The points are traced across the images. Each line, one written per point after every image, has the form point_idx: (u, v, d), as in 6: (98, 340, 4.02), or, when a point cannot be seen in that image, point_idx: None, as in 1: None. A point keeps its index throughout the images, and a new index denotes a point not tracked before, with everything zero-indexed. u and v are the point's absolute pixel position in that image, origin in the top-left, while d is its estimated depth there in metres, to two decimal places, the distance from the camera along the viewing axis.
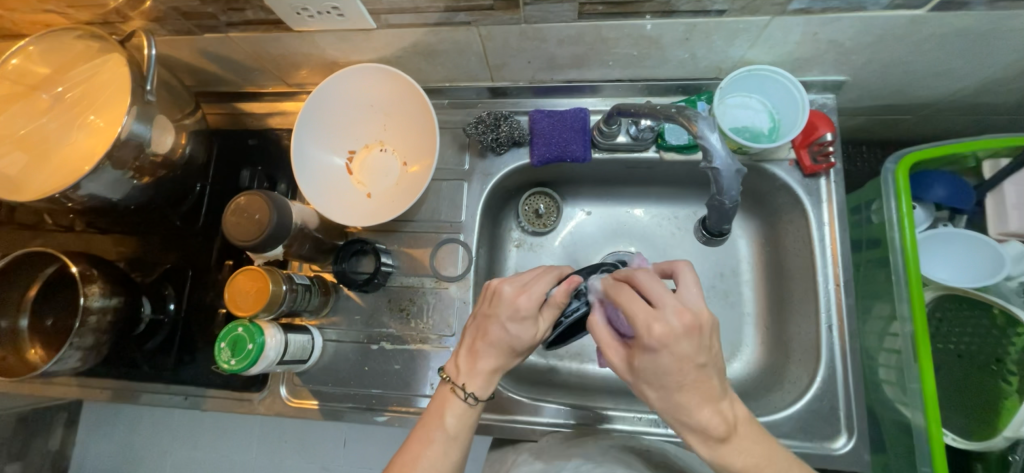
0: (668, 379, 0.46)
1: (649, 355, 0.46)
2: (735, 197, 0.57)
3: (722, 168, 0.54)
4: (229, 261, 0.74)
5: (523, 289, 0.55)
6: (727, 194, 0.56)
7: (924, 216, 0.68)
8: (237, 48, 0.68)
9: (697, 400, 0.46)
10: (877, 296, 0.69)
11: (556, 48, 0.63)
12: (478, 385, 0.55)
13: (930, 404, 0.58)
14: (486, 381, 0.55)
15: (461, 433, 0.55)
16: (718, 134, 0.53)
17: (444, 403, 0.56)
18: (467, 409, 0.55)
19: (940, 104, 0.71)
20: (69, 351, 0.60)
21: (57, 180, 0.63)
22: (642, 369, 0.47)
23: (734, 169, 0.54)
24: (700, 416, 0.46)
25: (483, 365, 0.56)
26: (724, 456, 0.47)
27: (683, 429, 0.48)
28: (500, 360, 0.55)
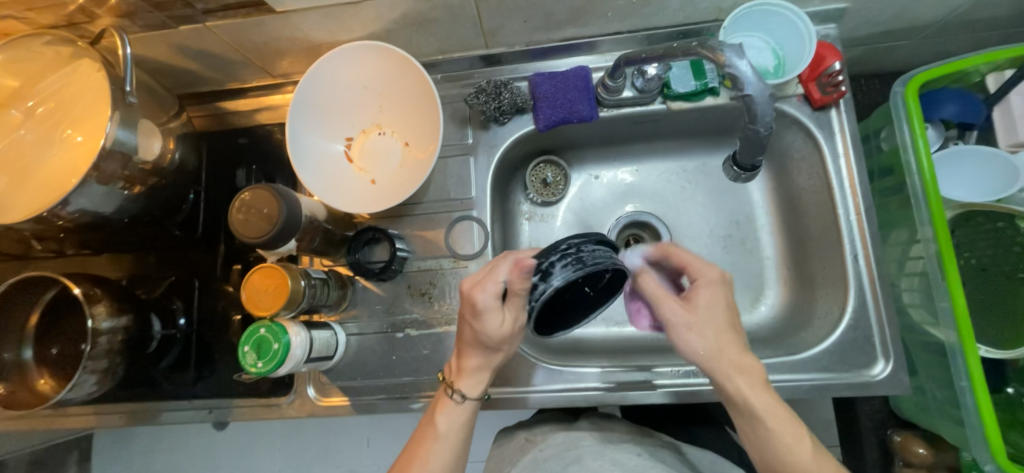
0: (716, 322, 0.52)
1: (706, 291, 0.53)
2: (769, 123, 0.55)
3: (754, 94, 0.53)
4: (237, 265, 0.71)
5: (479, 284, 0.53)
6: (761, 120, 0.55)
7: (934, 136, 0.68)
8: (216, 39, 0.64)
9: (739, 343, 0.52)
10: (896, 223, 0.69)
11: (552, 3, 0.61)
12: (466, 384, 0.57)
13: (963, 320, 0.59)
14: (476, 380, 0.57)
15: (454, 436, 0.56)
16: (746, 61, 0.53)
17: (439, 407, 0.57)
18: (462, 410, 0.57)
19: (939, 25, 0.71)
20: (84, 375, 0.57)
21: (41, 199, 0.59)
22: (699, 310, 0.52)
23: (767, 94, 0.53)
24: (744, 358, 0.52)
25: (467, 363, 0.57)
26: (766, 403, 0.50)
27: (729, 377, 0.51)
28: (484, 356, 0.56)
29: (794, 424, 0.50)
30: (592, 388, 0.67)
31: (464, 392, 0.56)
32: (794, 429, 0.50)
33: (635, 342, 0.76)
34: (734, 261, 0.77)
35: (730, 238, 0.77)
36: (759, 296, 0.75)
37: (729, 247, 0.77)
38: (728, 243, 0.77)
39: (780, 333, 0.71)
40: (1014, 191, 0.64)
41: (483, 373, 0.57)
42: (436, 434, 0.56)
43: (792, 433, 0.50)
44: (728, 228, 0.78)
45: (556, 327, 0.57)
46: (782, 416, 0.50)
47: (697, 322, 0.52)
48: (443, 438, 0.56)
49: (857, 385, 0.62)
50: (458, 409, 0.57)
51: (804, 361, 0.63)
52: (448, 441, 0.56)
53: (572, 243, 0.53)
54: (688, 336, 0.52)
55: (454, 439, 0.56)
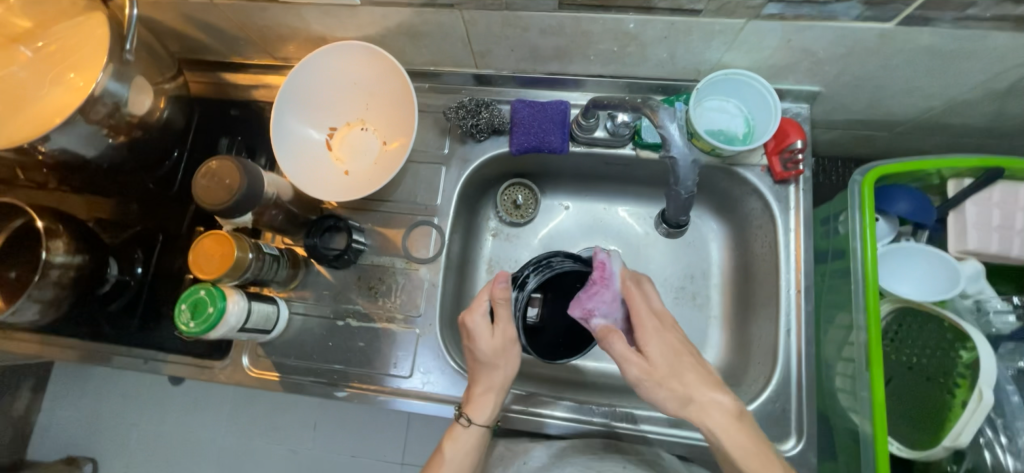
0: (675, 361, 0.54)
1: (653, 339, 0.55)
2: (690, 187, 0.63)
3: (678, 157, 0.60)
4: (200, 227, 0.74)
5: (472, 309, 0.58)
6: (682, 183, 0.62)
7: (887, 229, 0.70)
8: (222, 15, 0.68)
9: (704, 381, 0.53)
10: (838, 306, 0.70)
11: (538, 38, 0.64)
12: (472, 409, 0.58)
13: (878, 412, 0.60)
14: (483, 406, 0.58)
15: (459, 464, 0.57)
16: (677, 125, 0.59)
17: (447, 437, 0.58)
18: (468, 438, 0.58)
19: (912, 123, 0.73)
20: (26, 303, 0.59)
21: (28, 132, 0.62)
22: (653, 357, 0.54)
23: (689, 160, 0.60)
24: (713, 398, 0.52)
25: (475, 389, 0.59)
26: (744, 443, 0.50)
27: (701, 418, 0.52)
28: (487, 379, 0.58)
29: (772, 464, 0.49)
30: (509, 408, 0.68)
31: (474, 418, 0.58)
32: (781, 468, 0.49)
33: (569, 374, 0.77)
34: (681, 314, 0.78)
35: (682, 291, 0.79)
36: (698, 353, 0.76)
37: (680, 299, 0.79)
38: (679, 295, 0.79)
39: None
40: (957, 293, 0.65)
41: (490, 399, 0.58)
42: (440, 465, 0.57)
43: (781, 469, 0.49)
44: (682, 280, 0.80)
45: (558, 354, 0.60)
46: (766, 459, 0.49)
47: (658, 372, 0.53)
48: (446, 469, 0.57)
49: None
50: (464, 437, 0.58)
51: None
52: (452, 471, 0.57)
53: (544, 257, 0.61)
54: (653, 387, 0.53)
55: (458, 469, 0.57)
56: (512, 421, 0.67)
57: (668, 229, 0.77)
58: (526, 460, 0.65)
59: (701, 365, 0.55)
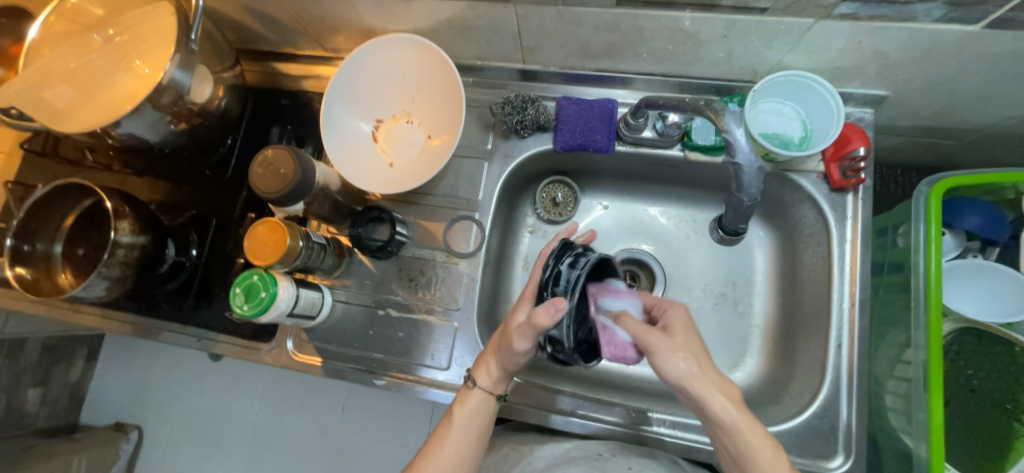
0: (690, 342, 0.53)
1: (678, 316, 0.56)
2: (755, 195, 0.57)
3: (744, 164, 0.54)
4: (251, 214, 0.77)
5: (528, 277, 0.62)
6: (746, 191, 0.57)
7: (952, 243, 0.67)
8: (279, 7, 0.69)
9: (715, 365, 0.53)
10: (893, 322, 0.67)
11: (591, 34, 0.63)
12: (481, 373, 0.61)
13: (935, 435, 0.57)
14: (490, 372, 0.61)
15: (465, 426, 0.60)
16: (743, 129, 0.53)
17: (457, 399, 0.61)
18: (475, 400, 0.61)
19: (987, 131, 0.68)
20: (96, 279, 0.63)
21: (100, 116, 0.65)
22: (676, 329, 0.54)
23: (756, 167, 0.54)
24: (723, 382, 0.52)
25: (488, 357, 0.61)
26: (749, 425, 0.50)
27: (707, 397, 0.50)
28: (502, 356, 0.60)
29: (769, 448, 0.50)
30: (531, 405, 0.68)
31: (479, 382, 0.61)
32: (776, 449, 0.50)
33: (602, 376, 0.77)
34: (721, 321, 0.76)
35: (723, 297, 0.77)
36: (738, 361, 0.74)
37: (721, 305, 0.77)
38: (720, 301, 0.77)
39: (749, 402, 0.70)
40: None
41: (495, 366, 0.61)
42: (449, 427, 0.59)
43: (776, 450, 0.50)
44: (724, 286, 0.78)
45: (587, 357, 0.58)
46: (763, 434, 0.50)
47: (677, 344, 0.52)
48: (455, 433, 0.59)
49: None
50: (472, 401, 0.60)
51: None
52: (460, 433, 0.59)
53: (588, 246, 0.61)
54: (669, 362, 0.51)
55: (464, 431, 0.59)
56: (515, 411, 0.68)
57: (723, 234, 0.75)
58: (531, 460, 0.63)
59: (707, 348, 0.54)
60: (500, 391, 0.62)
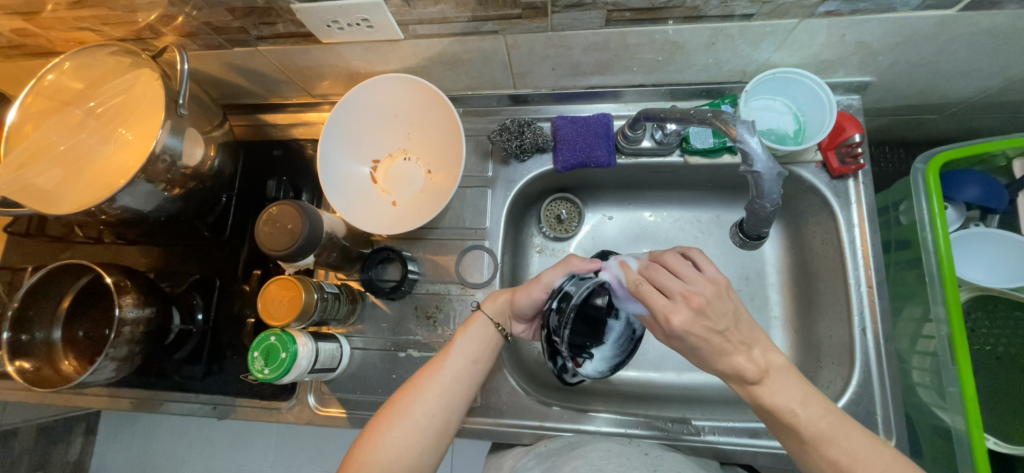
0: (697, 342, 0.48)
1: (677, 338, 0.49)
2: (776, 200, 0.57)
3: (763, 171, 0.54)
4: (257, 271, 0.75)
5: None
6: (767, 197, 0.57)
7: (955, 215, 0.70)
8: (265, 61, 0.69)
9: (727, 352, 0.47)
10: (908, 298, 0.68)
11: (581, 54, 0.63)
12: (489, 304, 0.62)
13: (971, 408, 0.58)
14: (497, 301, 0.62)
15: (469, 348, 0.59)
16: (757, 137, 0.53)
17: (461, 324, 0.61)
18: (476, 328, 0.60)
19: (967, 103, 0.71)
20: (104, 362, 0.61)
21: (93, 192, 0.64)
22: (680, 343, 0.50)
23: (775, 173, 0.54)
24: (736, 369, 0.47)
25: (504, 291, 0.64)
26: (768, 399, 0.47)
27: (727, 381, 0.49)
28: (517, 291, 0.62)
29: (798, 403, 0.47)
30: (559, 432, 0.67)
31: (485, 308, 0.62)
32: (797, 408, 0.46)
33: (631, 388, 0.76)
34: None
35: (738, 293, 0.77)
36: None
37: None
38: None
39: None
40: None
41: (504, 297, 0.63)
42: (450, 347, 0.59)
43: (806, 411, 0.46)
44: (737, 282, 0.78)
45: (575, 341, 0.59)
46: (787, 398, 0.47)
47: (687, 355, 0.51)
48: (457, 351, 0.58)
49: None
50: (475, 325, 0.61)
51: None
52: (461, 351, 0.58)
53: None
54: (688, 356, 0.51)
55: (466, 354, 0.58)
56: (529, 436, 0.67)
57: (743, 239, 0.68)
58: (546, 444, 0.61)
59: (736, 330, 0.48)
60: (502, 325, 0.62)
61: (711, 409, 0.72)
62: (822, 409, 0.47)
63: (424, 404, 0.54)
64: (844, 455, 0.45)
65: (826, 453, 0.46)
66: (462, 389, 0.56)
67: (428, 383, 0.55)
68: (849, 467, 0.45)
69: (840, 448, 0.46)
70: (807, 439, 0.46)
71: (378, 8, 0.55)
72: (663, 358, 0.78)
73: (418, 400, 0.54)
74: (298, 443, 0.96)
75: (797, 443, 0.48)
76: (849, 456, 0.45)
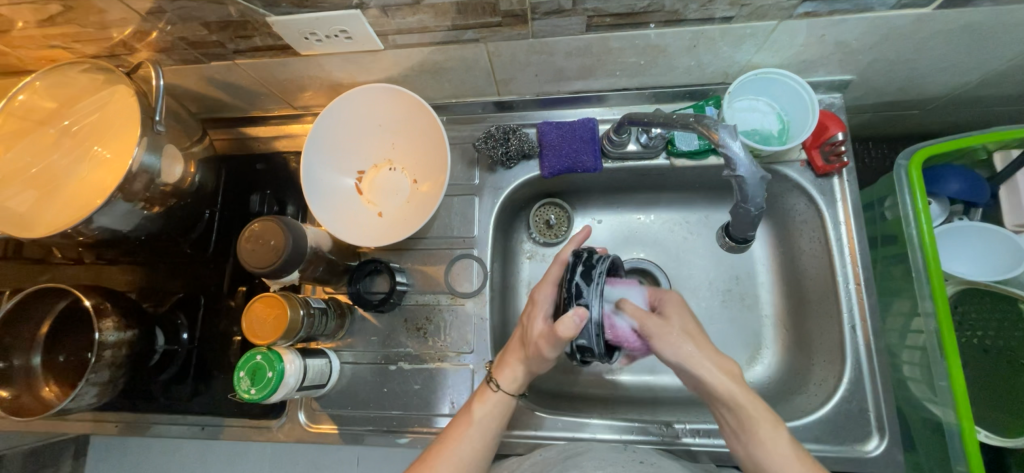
0: (686, 326, 0.54)
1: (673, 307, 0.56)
2: (760, 204, 0.57)
3: (746, 175, 0.54)
4: (242, 287, 0.73)
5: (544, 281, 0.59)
6: (751, 201, 0.56)
7: (940, 210, 0.71)
8: (243, 74, 0.68)
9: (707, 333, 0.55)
10: (896, 293, 0.68)
11: (564, 60, 0.63)
12: (504, 377, 0.59)
13: (961, 401, 0.58)
14: (514, 376, 0.59)
15: (484, 430, 0.57)
16: (739, 141, 0.53)
17: (476, 396, 0.59)
18: (496, 403, 0.58)
19: (947, 98, 0.71)
20: (86, 387, 0.59)
21: (69, 213, 0.62)
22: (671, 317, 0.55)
23: (758, 176, 0.54)
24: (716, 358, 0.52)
25: (514, 359, 0.59)
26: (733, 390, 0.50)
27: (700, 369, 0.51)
28: (529, 359, 0.58)
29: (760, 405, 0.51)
30: (553, 441, 0.66)
31: (502, 384, 0.58)
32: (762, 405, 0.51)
33: (625, 392, 0.76)
34: (733, 318, 0.76)
35: (729, 293, 0.77)
36: (755, 355, 0.74)
37: (729, 302, 0.77)
38: (727, 298, 0.77)
39: (773, 395, 0.71)
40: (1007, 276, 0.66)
41: (519, 367, 0.59)
42: (466, 425, 0.57)
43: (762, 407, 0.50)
44: (728, 282, 0.78)
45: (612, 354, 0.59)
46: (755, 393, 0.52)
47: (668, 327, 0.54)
48: (475, 431, 0.57)
49: (851, 458, 0.61)
50: (493, 402, 0.58)
51: (797, 429, 0.62)
52: (478, 431, 0.57)
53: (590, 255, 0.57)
54: (661, 341, 0.53)
55: (481, 434, 0.57)
56: (523, 446, 0.66)
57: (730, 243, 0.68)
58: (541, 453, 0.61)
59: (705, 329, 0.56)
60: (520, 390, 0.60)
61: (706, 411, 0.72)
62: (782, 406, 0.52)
63: None
64: (782, 449, 0.49)
65: (775, 446, 0.49)
66: (472, 469, 0.56)
67: (444, 467, 0.55)
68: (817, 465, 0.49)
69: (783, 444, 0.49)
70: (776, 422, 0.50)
71: (356, 19, 0.54)
72: (657, 361, 0.78)
73: None
74: (293, 459, 0.93)
75: (766, 428, 0.50)
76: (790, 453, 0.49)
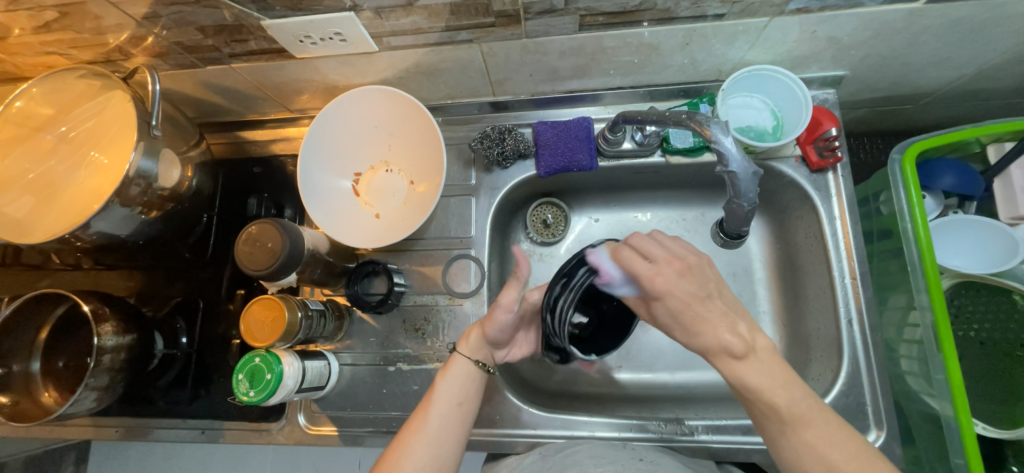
0: (685, 316, 0.50)
1: (662, 300, 0.51)
2: (753, 199, 0.57)
3: (739, 171, 0.54)
4: (241, 291, 0.73)
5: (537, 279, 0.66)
6: (744, 196, 0.57)
7: (934, 204, 0.71)
8: (239, 78, 0.68)
9: (714, 312, 0.50)
10: (892, 287, 0.68)
11: (558, 59, 0.63)
12: (465, 345, 0.60)
13: (958, 394, 0.58)
14: (470, 339, 0.61)
15: (452, 399, 0.57)
16: (731, 137, 0.53)
17: (442, 369, 0.60)
18: (458, 369, 0.59)
19: (940, 92, 0.72)
20: (84, 392, 0.59)
21: (67, 219, 0.62)
22: (664, 313, 0.51)
23: (751, 172, 0.55)
24: (722, 341, 0.49)
25: (474, 326, 0.62)
26: (742, 376, 0.48)
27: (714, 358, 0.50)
28: (484, 321, 0.60)
29: (774, 390, 0.47)
30: (552, 440, 0.66)
31: (460, 349, 0.60)
32: (778, 392, 0.47)
33: (625, 390, 0.76)
34: None
35: None
36: None
37: None
38: None
39: None
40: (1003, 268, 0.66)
41: (476, 332, 0.61)
42: (434, 396, 0.57)
43: (787, 393, 0.48)
44: (725, 279, 0.78)
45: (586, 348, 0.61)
46: (768, 378, 0.48)
47: (666, 325, 0.52)
48: (439, 398, 0.57)
49: None
50: (457, 368, 0.59)
51: None
52: (445, 401, 0.57)
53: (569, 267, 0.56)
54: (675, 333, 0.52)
55: (448, 397, 0.57)
56: (522, 445, 0.66)
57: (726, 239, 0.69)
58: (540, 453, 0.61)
59: (716, 305, 0.50)
60: (482, 361, 0.61)
61: (705, 408, 0.72)
62: (802, 391, 0.48)
63: (412, 461, 0.53)
64: (806, 438, 0.47)
65: (801, 435, 0.47)
66: (448, 440, 0.55)
67: (415, 438, 0.54)
68: (843, 467, 0.45)
69: (810, 432, 0.47)
70: (790, 419, 0.47)
71: (350, 22, 0.55)
72: (656, 359, 0.78)
73: (406, 457, 0.53)
74: (295, 462, 0.93)
75: (777, 424, 0.48)
76: (819, 440, 0.46)
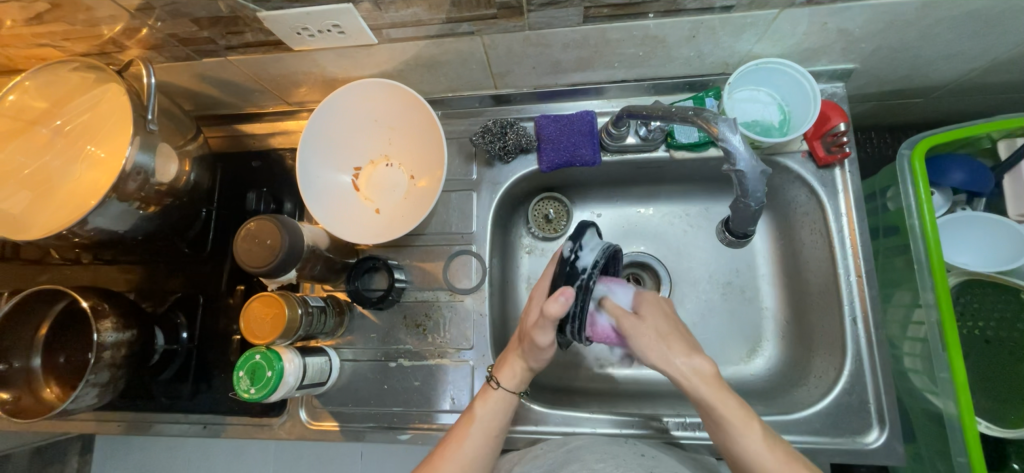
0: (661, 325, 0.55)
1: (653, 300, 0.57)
2: (760, 197, 0.56)
3: (746, 170, 0.53)
4: (241, 286, 0.73)
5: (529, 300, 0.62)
6: (752, 195, 0.56)
7: (942, 201, 0.70)
8: (236, 70, 0.67)
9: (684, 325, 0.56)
10: (897, 284, 0.68)
11: (561, 52, 0.62)
12: (504, 376, 0.60)
13: (962, 393, 0.58)
14: (513, 373, 0.60)
15: (486, 427, 0.58)
16: (739, 135, 0.52)
17: (478, 395, 0.60)
18: (497, 401, 0.59)
19: (951, 86, 0.70)
20: (86, 389, 0.59)
21: (64, 215, 0.62)
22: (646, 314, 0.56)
23: (758, 170, 0.54)
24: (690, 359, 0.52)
25: (514, 358, 0.61)
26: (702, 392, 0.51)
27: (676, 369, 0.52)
28: (527, 356, 0.59)
29: (733, 408, 0.50)
30: (551, 436, 0.66)
31: (501, 382, 0.60)
32: (735, 409, 0.50)
33: (626, 385, 0.76)
34: (733, 310, 0.76)
35: (730, 286, 0.77)
36: (755, 348, 0.74)
37: (729, 295, 0.77)
38: (727, 291, 0.77)
39: (774, 388, 0.71)
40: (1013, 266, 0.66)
41: (519, 364, 0.60)
42: (470, 422, 0.58)
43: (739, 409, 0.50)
44: (728, 275, 0.78)
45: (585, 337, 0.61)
46: (723, 396, 0.51)
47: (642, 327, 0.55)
48: (476, 427, 0.58)
49: (849, 451, 0.61)
50: (494, 400, 0.59)
51: (795, 421, 0.62)
52: (480, 429, 0.58)
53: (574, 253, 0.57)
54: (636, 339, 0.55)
55: (487, 428, 0.58)
56: (523, 441, 0.66)
57: (730, 237, 0.68)
58: (541, 449, 0.61)
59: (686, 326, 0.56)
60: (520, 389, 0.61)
61: None
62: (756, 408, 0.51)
63: None
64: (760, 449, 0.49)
65: (748, 439, 0.50)
66: (479, 466, 0.57)
67: (447, 462, 0.56)
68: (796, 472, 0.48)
69: (756, 436, 0.50)
70: (745, 430, 0.50)
71: (349, 13, 0.53)
72: None
73: None
74: (298, 455, 0.93)
75: (735, 436, 0.50)
76: (762, 444, 0.49)
